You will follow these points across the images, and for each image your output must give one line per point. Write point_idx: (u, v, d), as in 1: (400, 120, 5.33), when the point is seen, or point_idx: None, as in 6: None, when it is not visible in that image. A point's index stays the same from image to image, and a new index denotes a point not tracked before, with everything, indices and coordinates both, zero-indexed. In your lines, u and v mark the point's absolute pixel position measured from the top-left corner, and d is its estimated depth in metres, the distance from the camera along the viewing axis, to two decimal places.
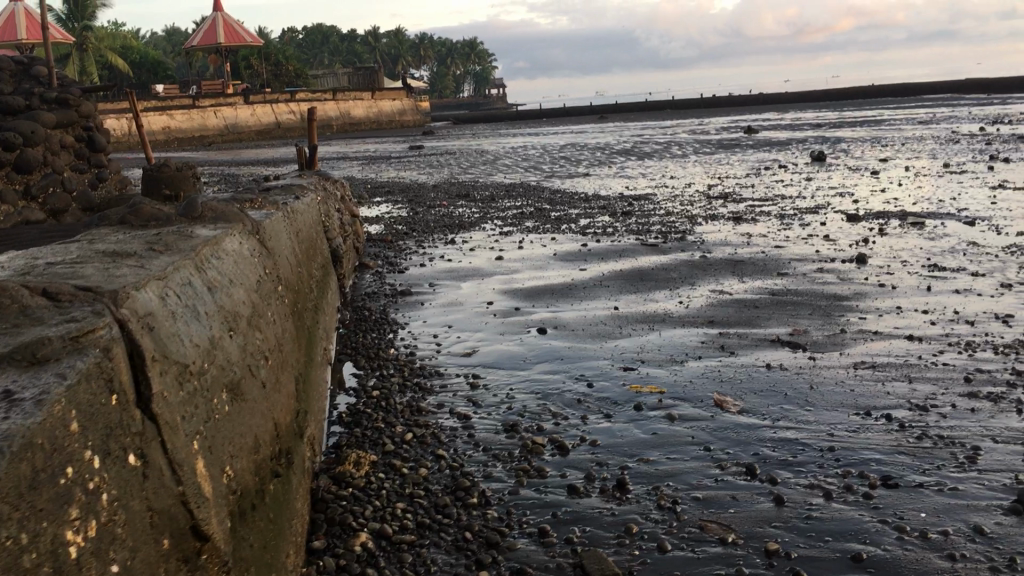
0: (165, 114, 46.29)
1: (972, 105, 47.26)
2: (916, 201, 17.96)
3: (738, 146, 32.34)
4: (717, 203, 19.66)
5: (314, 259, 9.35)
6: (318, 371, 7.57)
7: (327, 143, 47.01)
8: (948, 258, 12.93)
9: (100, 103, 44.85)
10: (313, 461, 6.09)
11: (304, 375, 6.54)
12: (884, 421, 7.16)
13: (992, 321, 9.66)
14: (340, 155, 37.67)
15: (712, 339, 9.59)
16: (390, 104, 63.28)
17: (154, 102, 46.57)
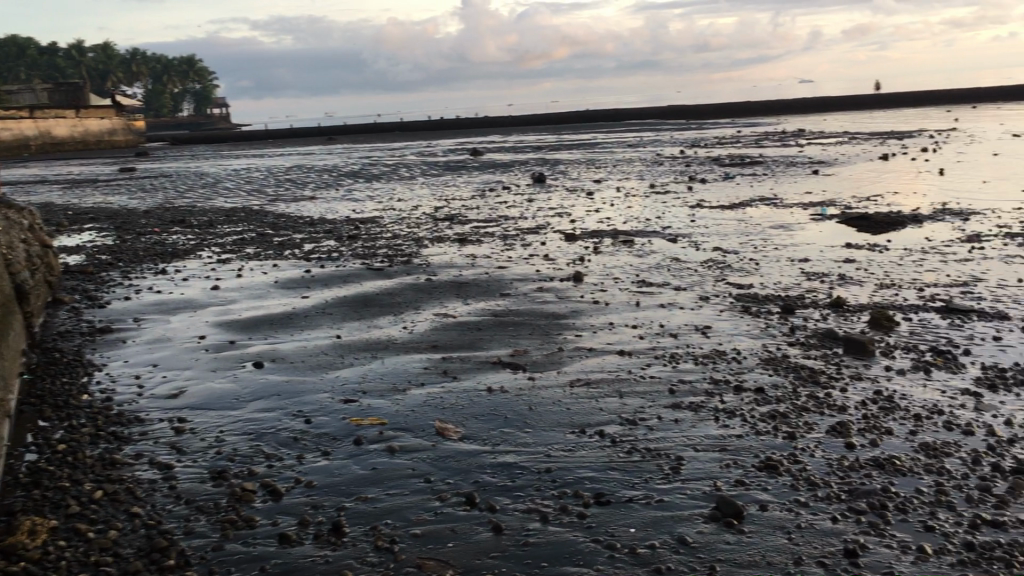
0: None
1: (673, 130, 51.33)
2: (626, 220, 19.07)
3: (464, 168, 33.00)
4: (444, 224, 19.84)
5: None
6: None
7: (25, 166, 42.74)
8: (655, 273, 13.75)
9: None
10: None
11: None
12: (597, 438, 7.36)
13: (694, 332, 10.31)
14: (40, 178, 34.37)
15: (435, 364, 9.50)
16: (99, 123, 58.73)
17: None
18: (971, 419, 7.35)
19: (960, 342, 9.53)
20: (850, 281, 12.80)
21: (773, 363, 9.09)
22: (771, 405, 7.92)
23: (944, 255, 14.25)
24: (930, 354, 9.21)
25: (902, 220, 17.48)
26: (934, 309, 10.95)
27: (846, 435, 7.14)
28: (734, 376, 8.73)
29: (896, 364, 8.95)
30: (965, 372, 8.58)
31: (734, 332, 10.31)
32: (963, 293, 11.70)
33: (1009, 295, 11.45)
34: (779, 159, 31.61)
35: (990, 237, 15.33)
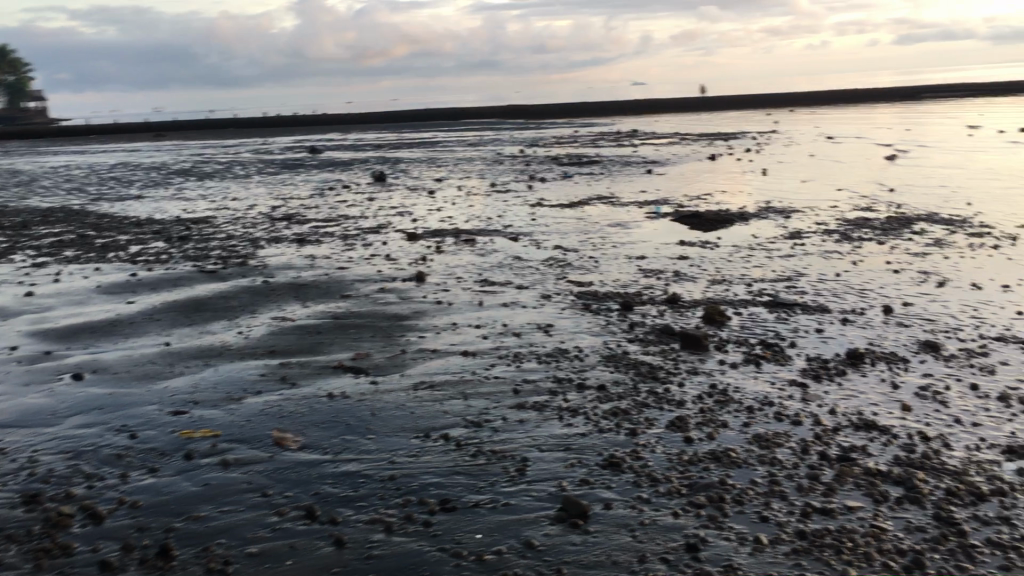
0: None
1: (513, 129, 51.84)
2: (468, 219, 19.02)
3: (302, 166, 32.14)
4: (281, 224, 19.22)
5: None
6: None
7: None
8: (497, 273, 13.74)
9: None
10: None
11: None
12: (442, 442, 7.23)
13: (536, 331, 10.34)
14: None
15: (272, 371, 9.11)
16: None
17: None
18: (799, 409, 7.66)
19: (787, 335, 9.96)
20: (685, 278, 13.21)
21: (613, 360, 9.21)
22: (613, 402, 8.02)
23: (770, 251, 14.94)
24: (760, 347, 9.58)
25: (731, 217, 18.23)
26: (762, 304, 11.42)
27: (685, 430, 7.30)
28: (577, 374, 8.79)
29: (729, 358, 9.25)
30: (792, 364, 8.96)
31: (575, 329, 10.40)
32: (788, 287, 12.27)
33: (829, 289, 12.10)
34: (615, 158, 32.43)
35: (811, 234, 16.19)
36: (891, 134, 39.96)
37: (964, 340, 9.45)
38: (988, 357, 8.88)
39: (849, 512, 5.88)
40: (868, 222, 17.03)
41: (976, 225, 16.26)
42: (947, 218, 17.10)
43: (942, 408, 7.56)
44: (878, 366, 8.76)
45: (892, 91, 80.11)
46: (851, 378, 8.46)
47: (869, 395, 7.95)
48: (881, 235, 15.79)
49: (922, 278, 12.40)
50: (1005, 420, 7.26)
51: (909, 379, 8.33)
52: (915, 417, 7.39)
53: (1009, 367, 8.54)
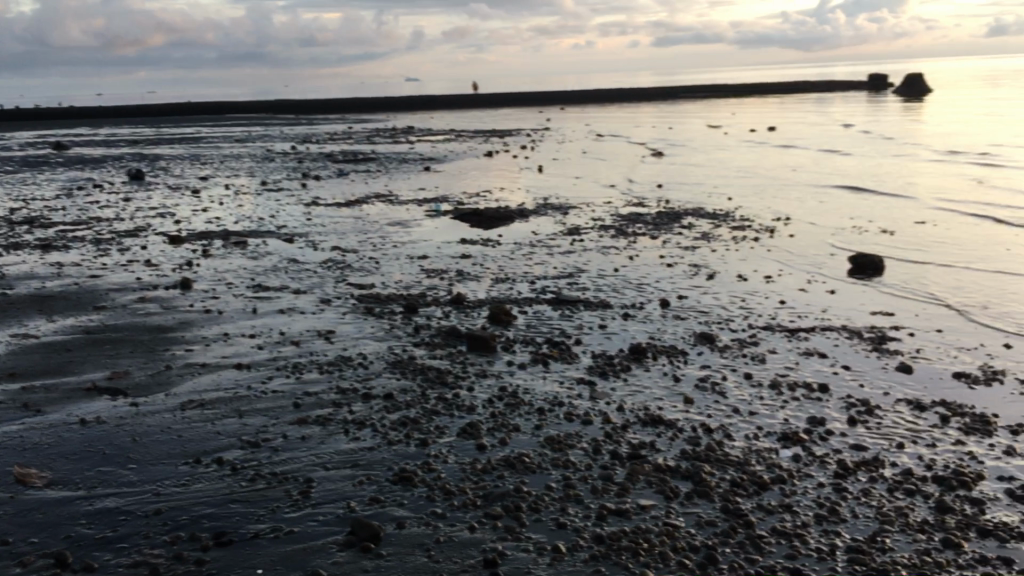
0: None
1: (284, 125, 50.15)
2: (237, 220, 18.00)
3: (47, 164, 29.40)
4: (22, 228, 17.34)
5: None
6: None
7: None
8: (271, 277, 13.00)
9: None
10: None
11: None
12: (215, 467, 6.60)
13: (316, 338, 9.80)
14: None
15: (12, 398, 8.03)
16: None
17: None
18: (588, 409, 7.63)
19: (572, 333, 10.00)
20: (468, 277, 13.06)
21: (399, 367, 8.86)
22: (400, 411, 7.67)
23: (550, 248, 15.10)
24: (546, 346, 9.54)
25: (510, 214, 18.34)
26: (545, 301, 11.43)
27: (477, 437, 7.07)
28: (361, 384, 8.36)
29: (517, 359, 9.15)
30: (579, 362, 8.97)
31: (358, 335, 9.95)
32: (570, 284, 12.39)
33: (609, 284, 12.33)
34: (391, 155, 32.04)
35: (588, 230, 16.56)
36: (653, 132, 42.10)
37: (735, 331, 9.85)
38: (758, 347, 9.28)
39: (642, 511, 5.75)
40: (640, 217, 17.66)
41: (737, 219, 17.23)
42: (710, 213, 18.03)
43: (721, 400, 7.76)
44: (659, 361, 8.93)
45: (650, 91, 84.64)
46: (636, 373, 8.57)
47: (654, 390, 8.06)
48: (653, 229, 16.39)
49: (693, 272, 12.91)
50: (778, 408, 7.54)
51: (688, 372, 8.54)
52: (697, 409, 7.53)
53: (777, 356, 8.96)
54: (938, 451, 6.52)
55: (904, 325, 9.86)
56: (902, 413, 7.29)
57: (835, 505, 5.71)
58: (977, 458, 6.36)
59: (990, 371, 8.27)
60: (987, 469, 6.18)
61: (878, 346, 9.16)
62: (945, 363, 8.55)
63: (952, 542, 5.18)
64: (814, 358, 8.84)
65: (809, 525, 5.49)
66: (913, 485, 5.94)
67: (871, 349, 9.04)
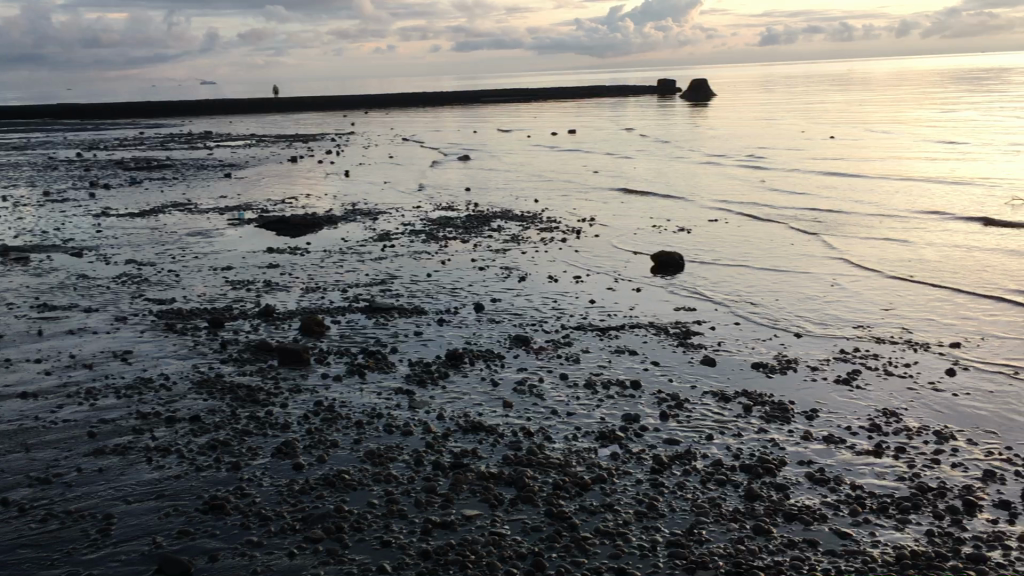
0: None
1: (66, 131, 46.83)
2: (16, 234, 16.57)
3: None
4: None
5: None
6: None
7: None
8: (58, 295, 12.02)
9: None
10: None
11: None
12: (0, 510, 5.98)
13: (111, 360, 9.12)
14: None
15: None
16: None
17: None
18: (408, 419, 7.47)
19: (387, 341, 9.82)
20: (276, 288, 12.58)
21: (205, 386, 8.37)
22: (209, 434, 7.24)
23: (361, 254, 14.83)
24: (362, 356, 9.31)
25: (318, 221, 17.90)
26: (359, 310, 11.18)
27: (293, 456, 6.77)
28: (164, 407, 7.83)
29: (331, 371, 8.87)
30: (396, 371, 8.80)
31: (159, 354, 9.35)
32: (382, 290, 12.19)
33: (422, 290, 12.22)
34: (188, 161, 30.62)
35: (399, 235, 16.39)
36: (459, 136, 42.45)
37: (549, 332, 9.99)
38: (572, 347, 9.45)
39: (468, 522, 5.67)
40: (450, 221, 17.67)
41: (545, 221, 17.56)
42: (519, 215, 18.30)
43: (539, 401, 7.83)
44: (477, 365, 8.92)
45: (454, 95, 85.28)
46: (454, 380, 8.50)
47: (473, 395, 8.02)
48: (464, 233, 16.43)
49: (505, 274, 13.02)
50: (595, 406, 7.70)
51: (506, 375, 8.56)
52: (517, 412, 7.55)
53: (590, 355, 9.15)
54: (743, 440, 6.83)
55: (706, 320, 10.33)
56: (710, 405, 7.61)
57: (654, 501, 5.85)
58: (778, 444, 6.71)
59: (785, 359, 8.78)
60: (788, 454, 6.53)
61: (683, 340, 9.54)
62: (745, 354, 9.00)
63: (762, 529, 5.42)
64: (625, 356, 9.08)
65: (630, 523, 5.59)
66: (723, 475, 6.18)
67: (677, 344, 9.40)
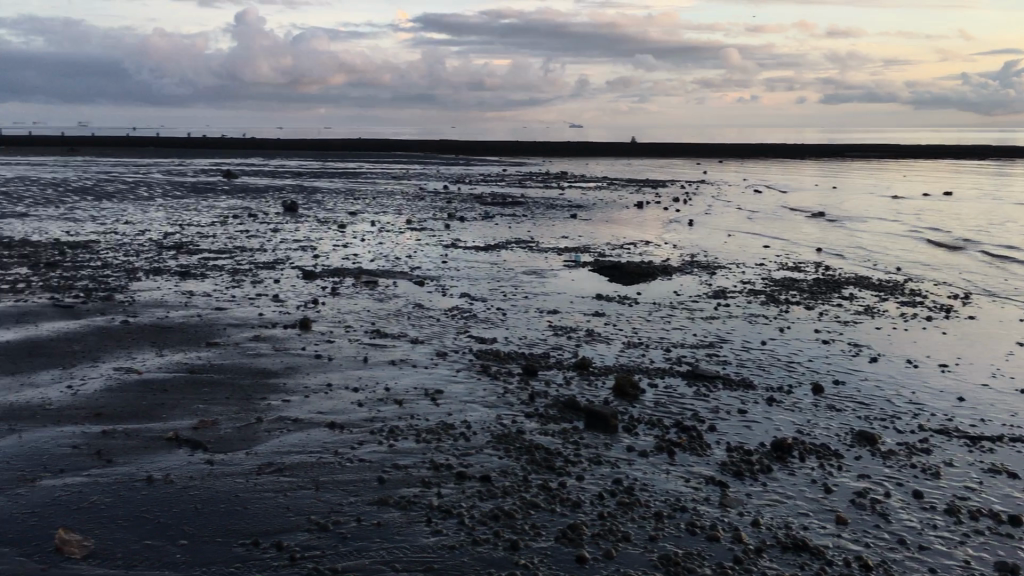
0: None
1: (440, 168, 52.05)
2: (374, 258, 18.39)
3: (210, 194, 31.96)
4: (170, 255, 18.42)
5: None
6: None
7: None
8: (391, 323, 12.69)
9: None
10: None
11: None
12: (275, 555, 5.70)
13: (421, 399, 9.03)
14: None
15: (89, 443, 7.48)
16: None
17: None
18: (715, 519, 6.36)
19: (706, 416, 8.73)
20: (599, 339, 11.99)
21: (504, 442, 7.84)
22: (495, 500, 6.60)
23: (693, 311, 13.82)
24: (675, 431, 8.29)
25: (652, 269, 17.22)
26: (680, 374, 10.21)
27: (578, 546, 5.90)
28: (458, 459, 7.40)
29: (639, 444, 7.95)
30: (711, 456, 7.67)
31: (467, 399, 9.09)
32: (709, 355, 11.10)
33: (754, 360, 10.96)
34: (540, 201, 32.01)
35: (735, 293, 15.23)
36: (813, 191, 40.43)
37: (902, 432, 8.32)
38: (932, 456, 7.74)
39: None
40: (795, 283, 16.17)
41: (908, 293, 15.46)
42: (876, 283, 16.33)
43: (883, 525, 6.33)
44: (808, 463, 7.54)
45: (811, 148, 81.98)
46: (779, 477, 7.22)
47: (798, 502, 6.70)
48: (809, 298, 14.89)
49: (853, 352, 11.36)
50: (957, 544, 6.08)
51: (844, 482, 7.13)
52: (852, 535, 6.15)
53: (955, 472, 7.39)
54: None
55: None
56: None
57: None
58: None
59: None
60: None
61: None
62: None
63: None
64: (1001, 479, 7.23)
65: None
66: None
67: None
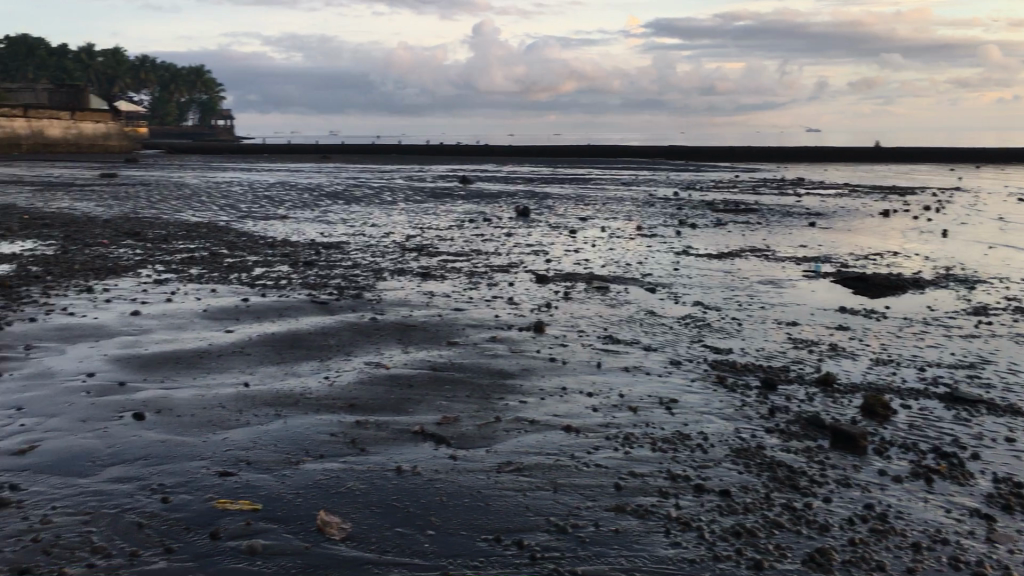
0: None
1: (669, 173, 51.60)
2: (605, 264, 18.49)
3: (448, 198, 33.40)
4: (412, 257, 19.41)
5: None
6: None
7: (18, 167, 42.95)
8: (624, 329, 12.68)
9: None
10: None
11: None
12: (516, 553, 5.82)
13: (657, 408, 8.94)
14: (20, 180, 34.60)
15: (344, 431, 7.98)
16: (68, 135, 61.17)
17: None
18: (982, 556, 5.86)
19: (968, 443, 8.06)
20: (843, 354, 11.40)
21: (744, 457, 7.61)
22: (736, 516, 6.41)
23: (950, 328, 12.84)
24: (932, 457, 7.72)
25: (902, 283, 16.16)
26: (936, 395, 9.51)
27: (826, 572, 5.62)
28: (696, 471, 7.26)
29: (891, 468, 7.47)
30: (975, 486, 7.07)
31: (704, 410, 8.91)
32: (970, 377, 10.26)
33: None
34: (775, 208, 30.97)
35: (998, 310, 14.00)
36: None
37: None
38: None
39: None
40: None
41: None
42: None
43: None
44: None
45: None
46: None
47: None
48: None
49: None
50: None
51: None
52: None
53: None
54: None
55: None
56: None
57: None
58: None
59: None
60: None
61: None
62: None
63: None
64: None
65: None
66: None
67: None
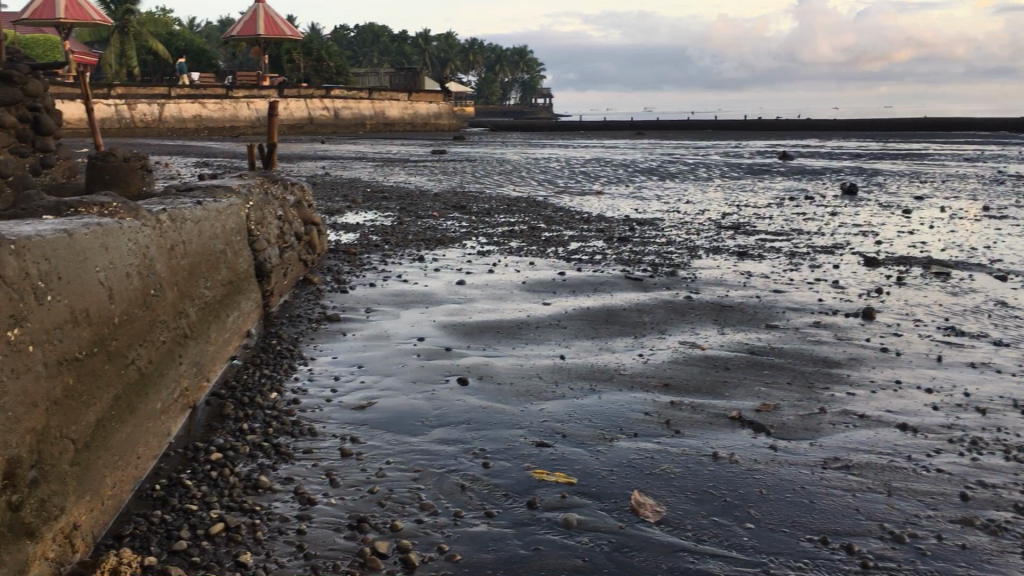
0: (196, 101, 50.60)
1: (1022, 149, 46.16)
2: (944, 247, 16.81)
3: (767, 175, 32.14)
4: (728, 234, 18.84)
5: (201, 276, 8.20)
6: (139, 423, 6.26)
7: (364, 144, 47.31)
8: (969, 320, 11.40)
9: (137, 94, 47.67)
10: (58, 560, 4.87)
11: (84, 454, 5.35)
12: (844, 558, 5.36)
13: (1010, 411, 7.90)
14: (364, 156, 38.03)
15: (658, 412, 7.82)
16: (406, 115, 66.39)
17: (188, 88, 50.51)
18: None
19: None
20: None
21: None
22: None
23: None
24: None
25: None
26: None
27: None
28: None
29: None
30: None
31: None
32: None
33: None
34: None
35: None
36: None
37: None
38: None
39: None
40: None
41: None
42: None
43: None
44: None
45: None
46: None
47: None
48: None
49: None
50: None
51: None
52: None
53: None
54: None
55: None
56: None
57: None
58: None
59: None
60: None
61: None
62: None
63: None
64: None
65: None
66: None
67: None
